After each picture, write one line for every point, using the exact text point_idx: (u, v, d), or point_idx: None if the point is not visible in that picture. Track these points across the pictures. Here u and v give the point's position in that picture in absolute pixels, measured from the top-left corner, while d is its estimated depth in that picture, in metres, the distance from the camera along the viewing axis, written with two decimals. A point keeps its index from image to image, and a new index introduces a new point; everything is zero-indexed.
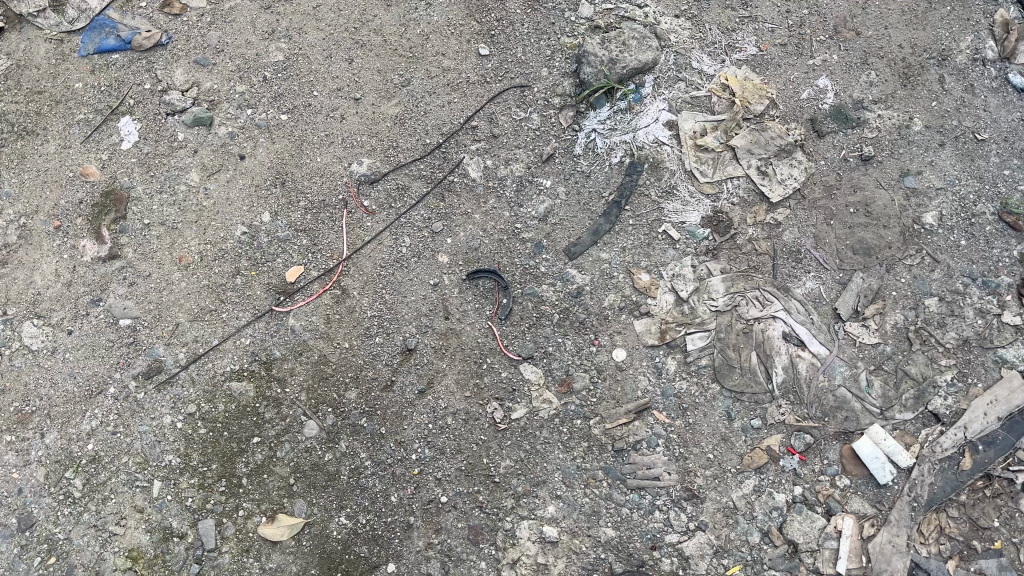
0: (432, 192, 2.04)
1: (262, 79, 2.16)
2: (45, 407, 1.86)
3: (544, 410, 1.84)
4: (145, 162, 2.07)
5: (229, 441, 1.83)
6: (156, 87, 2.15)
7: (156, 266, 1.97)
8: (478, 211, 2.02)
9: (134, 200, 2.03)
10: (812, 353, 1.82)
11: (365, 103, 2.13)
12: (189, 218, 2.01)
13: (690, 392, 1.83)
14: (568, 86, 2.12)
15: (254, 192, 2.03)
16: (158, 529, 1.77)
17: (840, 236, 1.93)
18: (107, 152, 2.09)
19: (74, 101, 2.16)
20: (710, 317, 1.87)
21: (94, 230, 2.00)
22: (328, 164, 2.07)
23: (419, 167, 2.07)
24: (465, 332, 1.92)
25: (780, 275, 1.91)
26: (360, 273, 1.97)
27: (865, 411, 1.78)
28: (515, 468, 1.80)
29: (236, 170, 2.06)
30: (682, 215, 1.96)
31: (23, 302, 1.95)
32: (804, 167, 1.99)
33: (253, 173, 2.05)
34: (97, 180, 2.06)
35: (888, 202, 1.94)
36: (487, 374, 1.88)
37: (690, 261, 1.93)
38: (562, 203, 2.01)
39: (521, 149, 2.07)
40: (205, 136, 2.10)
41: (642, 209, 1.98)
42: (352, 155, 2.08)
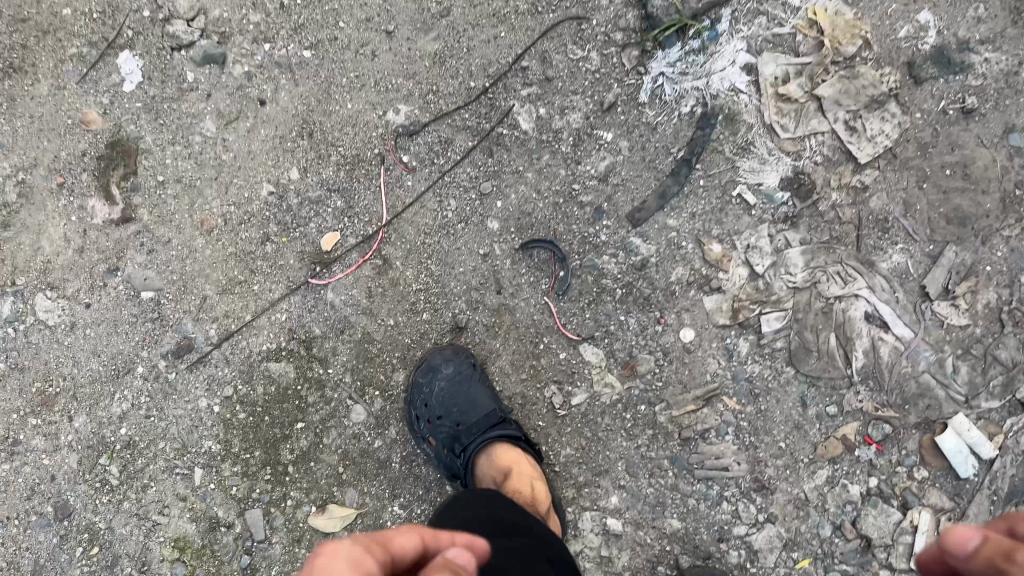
0: (478, 147, 1.71)
1: (279, 6, 1.70)
2: (69, 388, 1.69)
3: (606, 395, 1.67)
4: (151, 107, 1.68)
5: (270, 427, 1.68)
6: (157, 15, 1.68)
7: (177, 232, 1.68)
8: (531, 168, 1.71)
9: (145, 153, 1.68)
10: (895, 336, 1.64)
11: (398, 39, 1.71)
12: (209, 175, 1.69)
13: (762, 376, 1.65)
14: (632, 18, 1.73)
15: (277, 145, 1.69)
16: (203, 518, 1.68)
17: (934, 202, 1.66)
18: (109, 95, 1.68)
19: (65, 32, 1.68)
20: (787, 294, 1.66)
21: (104, 188, 1.68)
22: (360, 112, 1.71)
23: (465, 115, 1.71)
24: (519, 308, 1.69)
25: (864, 246, 1.67)
26: (399, 244, 1.70)
27: (949, 399, 1.63)
28: (576, 456, 1.68)
29: (257, 119, 1.69)
30: (759, 175, 1.68)
31: (32, 271, 1.68)
32: (898, 122, 1.67)
33: (276, 121, 1.69)
34: (101, 130, 1.68)
35: (990, 163, 1.65)
36: (544, 354, 1.69)
37: (766, 230, 1.68)
38: (625, 159, 1.71)
39: (579, 96, 1.72)
40: (219, 77, 1.69)
41: (715, 168, 1.69)
42: (387, 101, 1.70)
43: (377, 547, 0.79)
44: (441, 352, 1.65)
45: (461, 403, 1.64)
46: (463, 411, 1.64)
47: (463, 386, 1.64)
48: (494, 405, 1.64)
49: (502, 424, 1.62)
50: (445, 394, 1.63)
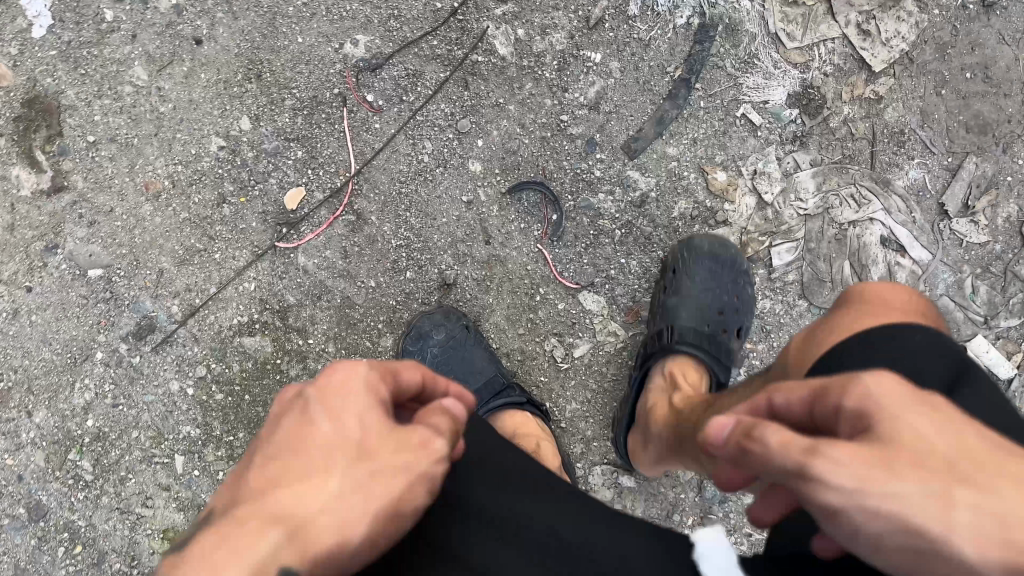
0: (451, 78, 1.45)
1: None
2: (23, 381, 1.48)
3: (609, 344, 1.46)
4: (67, 54, 1.46)
5: (252, 407, 1.47)
6: None
7: (117, 199, 1.48)
8: (513, 100, 1.45)
9: (68, 109, 1.46)
10: (913, 260, 1.43)
11: None
12: (147, 130, 1.47)
13: (774, 311, 1.43)
14: None
15: (221, 91, 1.46)
16: (191, 508, 1.48)
17: (952, 109, 1.43)
18: (16, 44, 1.46)
19: None
20: (797, 223, 1.43)
21: (27, 155, 1.47)
22: (312, 45, 1.46)
23: (433, 42, 1.46)
24: (511, 259, 1.46)
25: (879, 163, 1.43)
26: (368, 198, 1.46)
27: (967, 320, 1.43)
28: (583, 411, 1.46)
29: (194, 62, 1.46)
30: (766, 92, 1.42)
31: None
32: (916, 21, 1.43)
33: (218, 63, 1.46)
34: (13, 86, 1.47)
35: (1013, 62, 1.43)
36: (541, 306, 1.46)
37: (775, 152, 1.42)
38: (616, 83, 1.45)
39: (560, 11, 1.46)
40: (142, 14, 1.47)
41: (716, 86, 1.43)
42: (343, 30, 1.46)
43: (385, 371, 0.76)
44: (430, 317, 1.44)
45: (457, 369, 1.46)
46: (461, 378, 1.46)
47: (459, 351, 1.45)
48: (495, 369, 1.44)
49: (507, 389, 1.42)
50: (439, 361, 1.46)
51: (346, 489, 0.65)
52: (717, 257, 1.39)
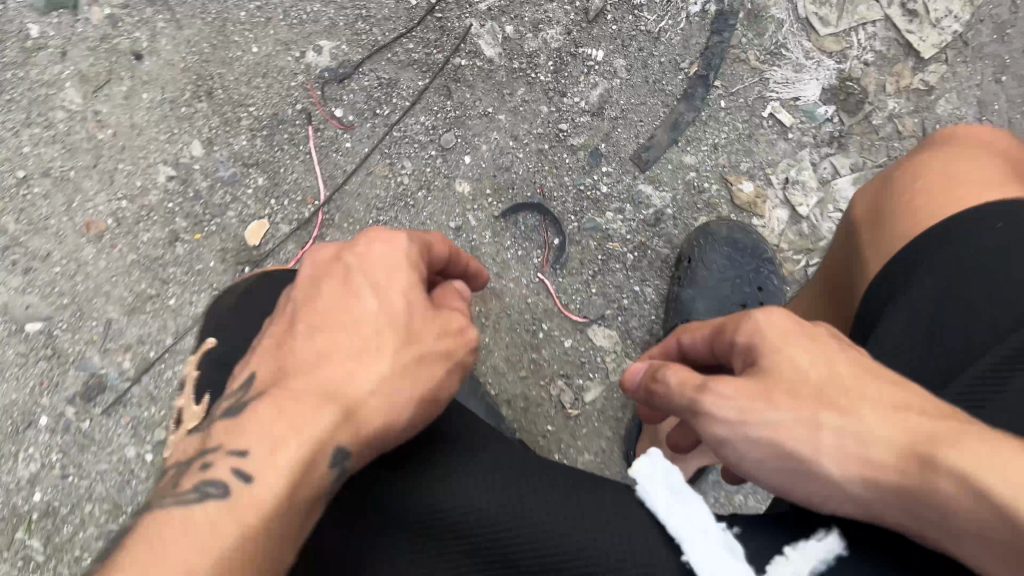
0: (432, 85, 1.26)
1: None
2: None
3: (625, 385, 1.21)
4: None
5: None
6: None
7: (51, 240, 1.24)
8: (504, 108, 1.25)
9: None
10: None
11: None
12: (82, 158, 1.26)
13: None
14: None
15: (167, 113, 1.27)
16: None
17: (1015, 99, 1.22)
18: None
19: None
20: None
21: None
22: (269, 55, 1.28)
23: (408, 45, 1.28)
24: (508, 292, 1.22)
25: None
26: (342, 228, 1.23)
27: None
28: (597, 463, 1.18)
29: (134, 81, 1.27)
30: (796, 87, 1.24)
31: None
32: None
33: (162, 80, 1.27)
34: None
35: None
36: (545, 345, 1.21)
37: (808, 156, 1.22)
38: (622, 83, 1.25)
39: (554, 5, 1.29)
40: (69, 25, 1.28)
41: (739, 83, 1.24)
42: (305, 36, 1.28)
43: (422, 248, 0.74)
44: None
45: None
46: None
47: None
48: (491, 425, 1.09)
49: None
50: None
51: (393, 370, 0.67)
52: (736, 241, 1.17)
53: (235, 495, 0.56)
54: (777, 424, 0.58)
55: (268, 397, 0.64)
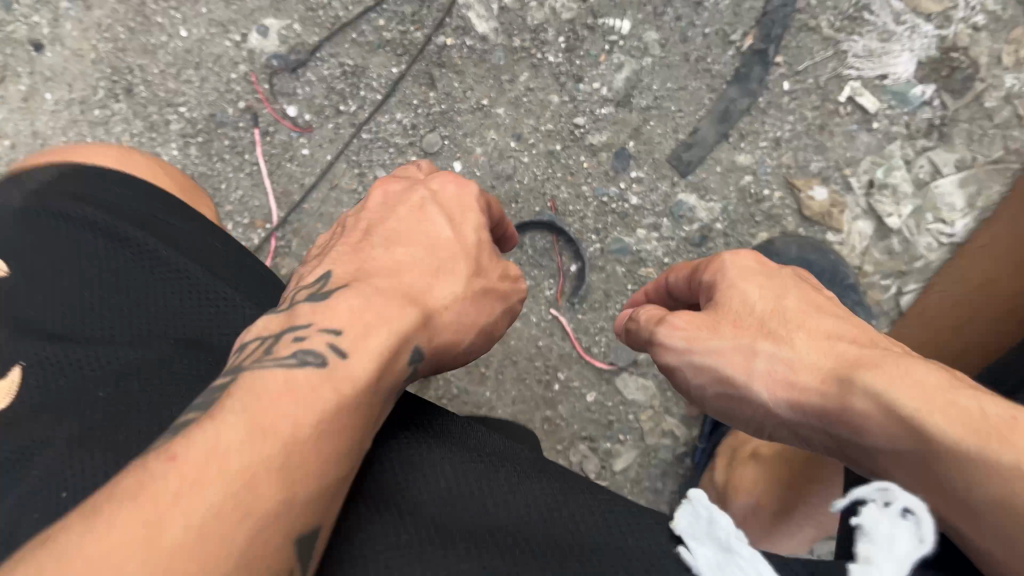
0: (410, 72, 0.96)
1: None
2: None
3: (664, 450, 0.96)
4: None
5: None
6: None
7: None
8: (504, 99, 0.96)
9: None
10: None
11: None
12: None
13: None
14: None
15: (75, 117, 0.96)
16: None
17: None
18: None
19: None
20: (941, 255, 0.92)
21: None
22: (201, 38, 0.96)
23: (381, 20, 0.97)
24: (514, 332, 0.96)
25: None
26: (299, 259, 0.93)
27: None
28: None
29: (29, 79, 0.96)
30: (883, 62, 0.94)
31: None
32: None
33: (64, 75, 0.96)
34: None
35: None
36: (562, 400, 0.96)
37: (899, 151, 0.93)
38: (655, 63, 0.96)
39: None
40: None
41: (806, 58, 0.95)
42: (245, 12, 0.96)
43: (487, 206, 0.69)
44: None
45: None
46: None
47: None
48: None
49: None
50: None
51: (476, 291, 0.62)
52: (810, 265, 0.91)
53: (339, 370, 0.47)
54: (719, 353, 0.61)
55: (343, 287, 0.56)
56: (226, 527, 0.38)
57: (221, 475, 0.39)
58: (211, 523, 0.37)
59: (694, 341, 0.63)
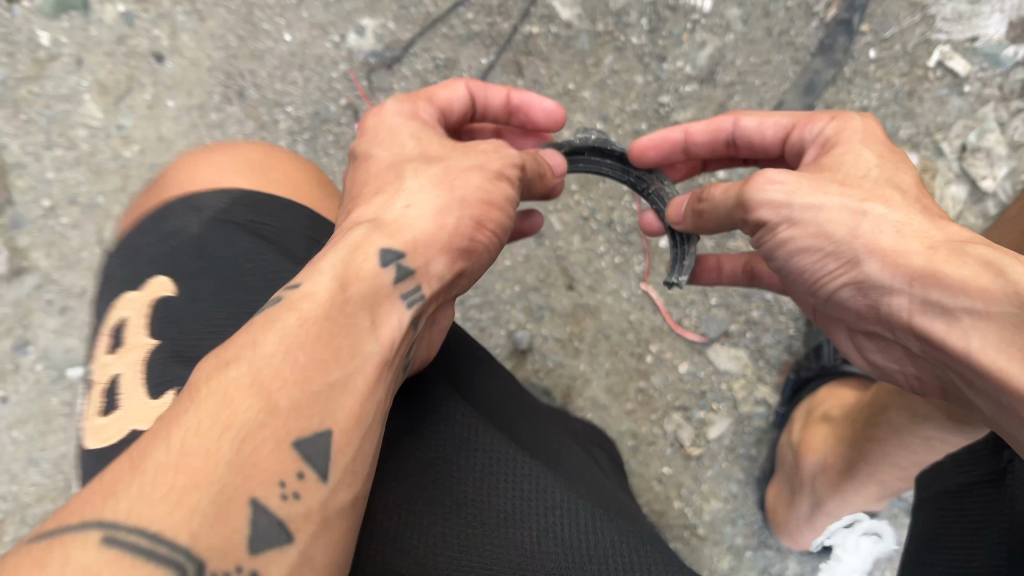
0: (499, 62, 0.98)
1: None
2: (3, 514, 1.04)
3: (757, 418, 0.98)
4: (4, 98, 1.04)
5: None
6: None
7: (87, 277, 1.04)
8: (588, 83, 0.98)
9: (15, 168, 1.04)
10: None
11: None
12: (110, 184, 1.03)
13: None
14: None
15: (196, 122, 1.01)
16: None
17: None
18: None
19: None
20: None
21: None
22: (306, 42, 1.01)
23: (470, 15, 0.99)
24: (606, 308, 1.00)
25: None
26: None
27: None
28: (728, 513, 0.98)
29: (158, 86, 1.02)
30: (972, 23, 0.93)
31: None
32: None
33: (186, 83, 1.02)
34: None
35: None
36: (654, 371, 0.99)
37: (994, 113, 0.92)
38: (738, 39, 0.97)
39: None
40: (83, 28, 1.03)
41: (892, 25, 0.95)
42: (344, 16, 1.01)
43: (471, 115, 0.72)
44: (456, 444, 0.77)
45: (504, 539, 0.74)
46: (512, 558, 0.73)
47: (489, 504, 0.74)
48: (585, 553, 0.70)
49: None
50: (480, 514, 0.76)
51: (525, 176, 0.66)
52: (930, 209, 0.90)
53: (294, 297, 0.47)
54: (821, 207, 0.56)
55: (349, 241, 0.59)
56: (178, 496, 0.36)
57: (198, 415, 0.39)
58: (189, 467, 0.37)
59: (794, 194, 0.57)
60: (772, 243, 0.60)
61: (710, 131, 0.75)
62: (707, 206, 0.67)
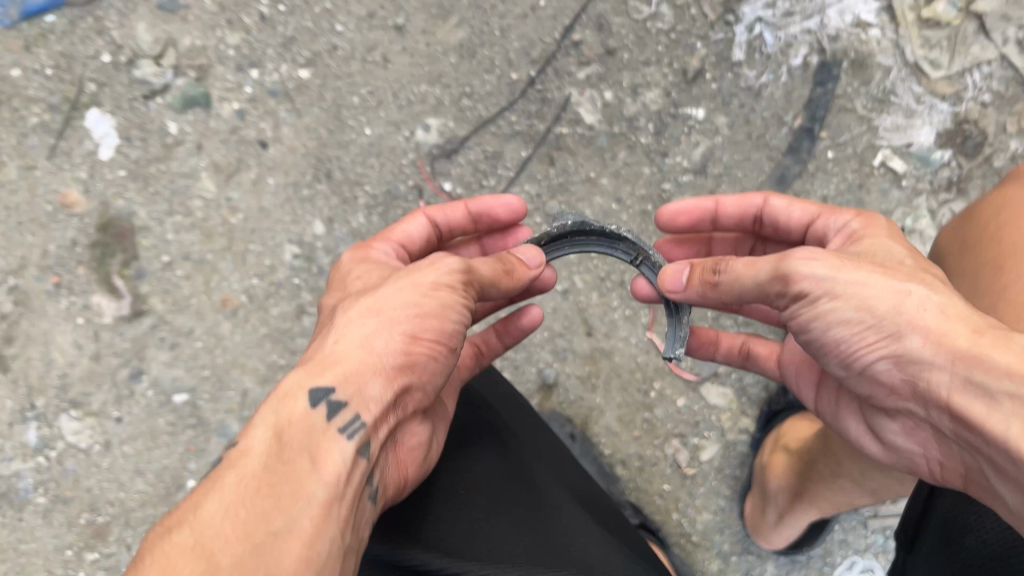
0: (535, 155, 1.24)
1: (262, 20, 1.28)
2: (120, 515, 1.25)
3: (741, 443, 1.22)
4: (137, 174, 1.29)
5: None
6: (119, 59, 1.28)
7: (195, 320, 1.27)
8: (606, 173, 1.23)
9: (142, 231, 1.28)
10: None
11: (413, 32, 1.27)
12: (219, 244, 1.28)
13: None
14: None
15: (291, 197, 1.27)
16: None
17: None
18: (86, 167, 1.28)
19: (19, 100, 1.28)
20: None
21: (103, 279, 1.27)
22: (381, 135, 1.26)
23: (512, 119, 1.25)
24: (617, 351, 1.23)
25: None
26: None
27: None
28: (717, 522, 1.21)
29: (261, 167, 1.28)
30: (907, 132, 1.19)
31: (49, 388, 1.27)
32: None
33: (284, 167, 1.27)
34: (84, 210, 1.28)
35: None
36: (658, 404, 1.22)
37: (926, 203, 1.18)
38: (725, 140, 1.22)
39: (652, 67, 1.24)
40: (205, 120, 1.28)
41: (845, 132, 1.20)
42: (412, 115, 1.26)
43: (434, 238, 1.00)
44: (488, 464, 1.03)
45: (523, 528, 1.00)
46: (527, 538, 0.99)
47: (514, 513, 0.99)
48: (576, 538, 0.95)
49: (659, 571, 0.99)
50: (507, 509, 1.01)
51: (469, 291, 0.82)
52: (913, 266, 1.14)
53: (240, 450, 0.66)
54: (868, 288, 0.70)
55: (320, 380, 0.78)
56: None
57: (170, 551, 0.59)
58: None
59: (840, 273, 0.72)
60: (807, 312, 0.74)
61: (736, 206, 0.99)
62: (723, 276, 0.79)
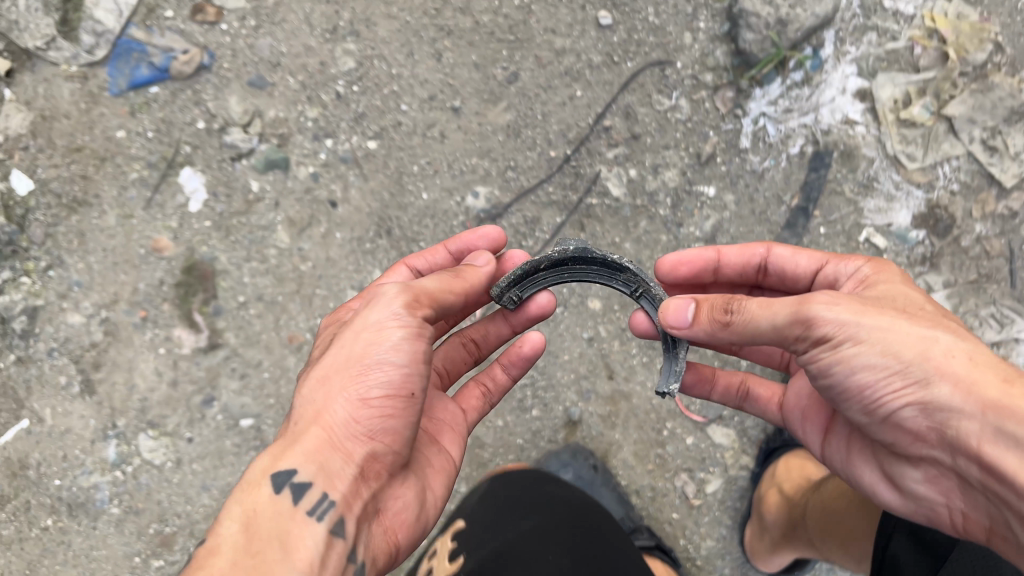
0: (568, 221, 1.44)
1: (336, 97, 1.48)
2: (187, 525, 1.43)
3: (741, 478, 1.39)
4: (220, 224, 1.47)
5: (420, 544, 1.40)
6: (212, 126, 1.48)
7: (265, 353, 1.45)
8: (629, 239, 1.42)
9: (221, 274, 1.46)
10: None
11: (467, 114, 1.47)
12: (289, 288, 1.47)
13: None
14: (722, 55, 1.45)
15: (355, 250, 1.46)
16: None
17: None
18: (176, 218, 1.47)
19: (122, 157, 1.47)
20: None
21: (185, 315, 1.46)
22: (435, 200, 1.46)
23: (549, 190, 1.45)
24: (635, 393, 1.40)
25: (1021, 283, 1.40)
26: None
27: None
28: (718, 548, 1.39)
29: (330, 224, 1.47)
30: (888, 214, 1.41)
31: (130, 410, 1.44)
32: None
33: (350, 223, 1.47)
34: (172, 255, 1.47)
35: None
36: (669, 442, 1.39)
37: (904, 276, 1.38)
38: (732, 215, 1.42)
39: (671, 150, 1.44)
40: (283, 182, 1.48)
41: (836, 212, 1.41)
42: (463, 184, 1.46)
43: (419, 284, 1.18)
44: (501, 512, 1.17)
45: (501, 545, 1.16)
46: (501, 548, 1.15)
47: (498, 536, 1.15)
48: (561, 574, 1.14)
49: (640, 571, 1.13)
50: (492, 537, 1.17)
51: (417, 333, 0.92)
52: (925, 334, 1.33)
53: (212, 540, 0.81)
54: (891, 329, 0.83)
55: None
56: None
57: None
58: None
59: (863, 318, 0.84)
60: (830, 353, 0.86)
61: (748, 252, 1.17)
62: (740, 316, 0.90)
